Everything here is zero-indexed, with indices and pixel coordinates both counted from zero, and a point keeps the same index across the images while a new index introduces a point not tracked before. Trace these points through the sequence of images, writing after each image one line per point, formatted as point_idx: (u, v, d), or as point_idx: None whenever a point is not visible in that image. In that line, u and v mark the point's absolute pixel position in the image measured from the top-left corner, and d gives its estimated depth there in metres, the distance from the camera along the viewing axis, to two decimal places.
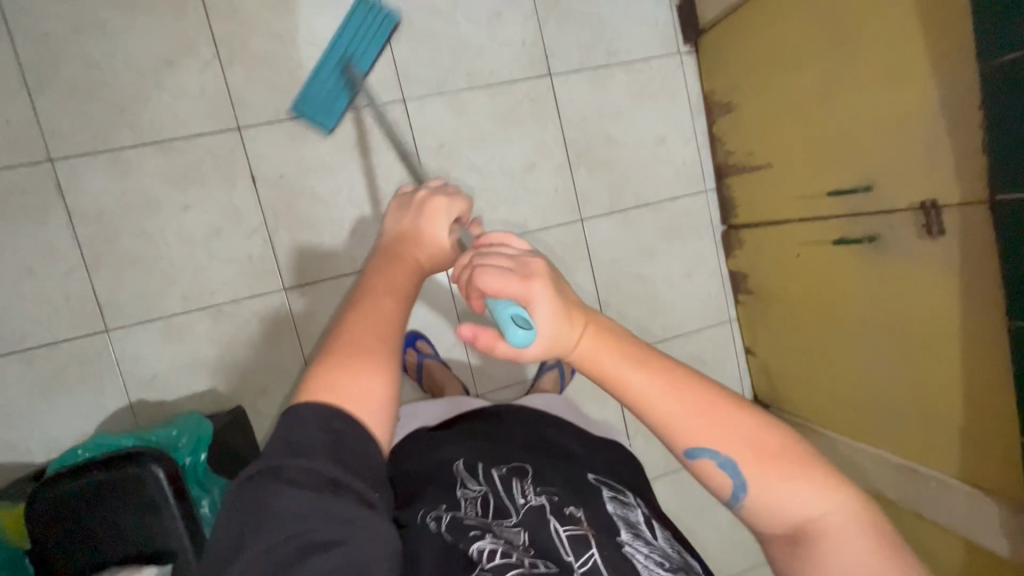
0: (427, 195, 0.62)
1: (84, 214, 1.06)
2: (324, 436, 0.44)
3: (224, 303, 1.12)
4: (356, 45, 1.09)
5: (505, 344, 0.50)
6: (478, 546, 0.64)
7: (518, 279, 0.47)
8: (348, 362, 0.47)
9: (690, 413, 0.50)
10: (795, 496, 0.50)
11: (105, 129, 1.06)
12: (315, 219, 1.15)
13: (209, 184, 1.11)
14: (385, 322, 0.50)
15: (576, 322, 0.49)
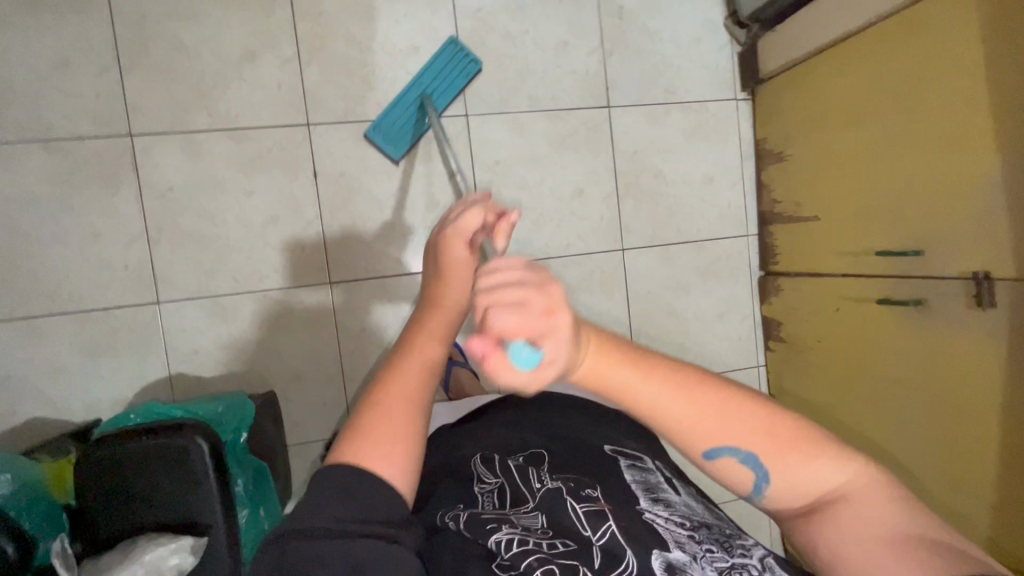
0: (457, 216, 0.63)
1: (153, 189, 1.11)
2: (339, 490, 0.52)
3: (271, 288, 1.16)
4: (436, 83, 1.19)
5: (516, 373, 0.40)
6: (496, 537, 0.64)
7: (537, 314, 0.39)
8: (372, 431, 0.56)
9: (698, 411, 0.48)
10: (826, 485, 0.50)
11: (184, 112, 1.11)
12: (368, 217, 1.19)
13: (273, 174, 1.15)
14: (407, 391, 0.59)
15: (584, 345, 0.44)
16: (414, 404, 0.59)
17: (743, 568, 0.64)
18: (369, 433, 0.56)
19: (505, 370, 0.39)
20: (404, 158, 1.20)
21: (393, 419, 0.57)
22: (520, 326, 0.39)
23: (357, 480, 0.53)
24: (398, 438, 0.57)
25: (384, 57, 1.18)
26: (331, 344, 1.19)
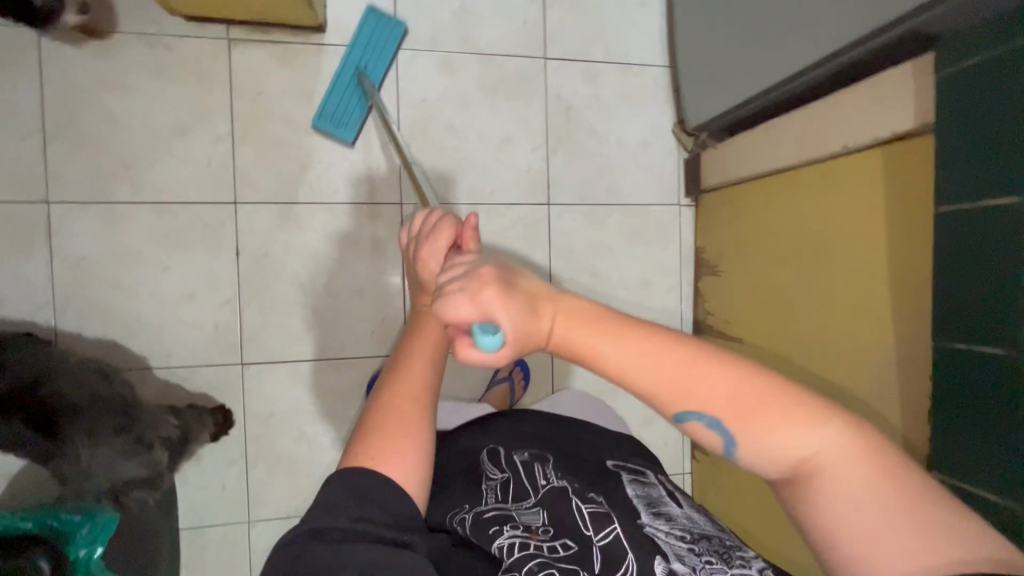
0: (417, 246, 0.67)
1: (66, 258, 1.08)
2: (345, 494, 0.60)
3: (179, 366, 1.12)
4: (371, 54, 1.17)
5: (478, 351, 0.49)
6: (500, 542, 0.68)
7: (471, 298, 0.48)
8: (381, 448, 0.63)
9: (667, 376, 0.51)
10: (801, 449, 0.50)
11: (107, 182, 1.09)
12: (290, 300, 1.17)
13: (193, 251, 1.13)
14: (417, 386, 0.67)
15: (541, 314, 0.50)
16: (421, 406, 0.67)
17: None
18: (389, 425, 0.65)
19: (470, 350, 0.49)
20: (333, 242, 1.19)
21: (400, 423, 0.65)
22: (467, 313, 0.48)
23: (363, 477, 0.61)
24: (408, 422, 0.65)
25: (320, 141, 1.18)
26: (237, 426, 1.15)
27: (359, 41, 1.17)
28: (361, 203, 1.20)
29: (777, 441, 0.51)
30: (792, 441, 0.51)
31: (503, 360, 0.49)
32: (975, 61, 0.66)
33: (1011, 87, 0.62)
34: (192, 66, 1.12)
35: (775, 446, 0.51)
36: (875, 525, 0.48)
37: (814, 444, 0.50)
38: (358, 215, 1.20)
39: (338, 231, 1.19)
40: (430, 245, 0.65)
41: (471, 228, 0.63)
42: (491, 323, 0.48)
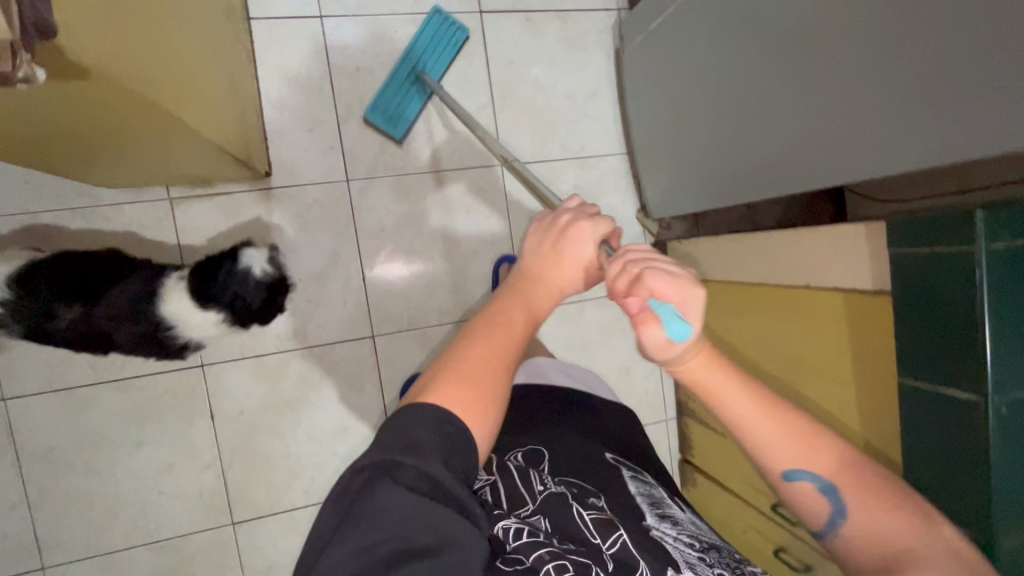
0: (570, 221, 0.59)
1: (34, 451, 1.04)
2: (431, 443, 0.47)
3: (169, 537, 1.11)
4: (428, 56, 1.17)
5: (661, 335, 0.50)
6: (504, 524, 0.58)
7: (683, 287, 0.50)
8: (460, 390, 0.49)
9: (756, 408, 0.53)
10: (827, 490, 0.54)
11: (64, 368, 1.05)
12: (272, 452, 1.15)
13: (165, 420, 1.10)
14: (514, 348, 0.52)
15: (709, 350, 0.53)
16: (497, 373, 0.51)
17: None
18: (465, 374, 0.50)
19: (655, 327, 0.50)
20: (310, 387, 1.17)
21: (487, 376, 0.50)
22: (665, 293, 0.50)
23: (448, 429, 0.47)
24: (480, 398, 0.49)
25: None
26: None
27: (416, 51, 1.16)
28: (331, 342, 1.18)
29: (818, 481, 0.54)
30: (832, 483, 0.54)
31: (673, 355, 0.51)
32: (919, 252, 0.68)
33: (952, 285, 0.65)
34: (136, 232, 1.07)
35: (816, 484, 0.54)
36: (899, 558, 0.50)
37: (865, 497, 0.53)
38: (330, 355, 1.18)
39: (313, 375, 1.17)
40: (590, 228, 0.58)
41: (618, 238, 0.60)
42: (681, 312, 0.50)
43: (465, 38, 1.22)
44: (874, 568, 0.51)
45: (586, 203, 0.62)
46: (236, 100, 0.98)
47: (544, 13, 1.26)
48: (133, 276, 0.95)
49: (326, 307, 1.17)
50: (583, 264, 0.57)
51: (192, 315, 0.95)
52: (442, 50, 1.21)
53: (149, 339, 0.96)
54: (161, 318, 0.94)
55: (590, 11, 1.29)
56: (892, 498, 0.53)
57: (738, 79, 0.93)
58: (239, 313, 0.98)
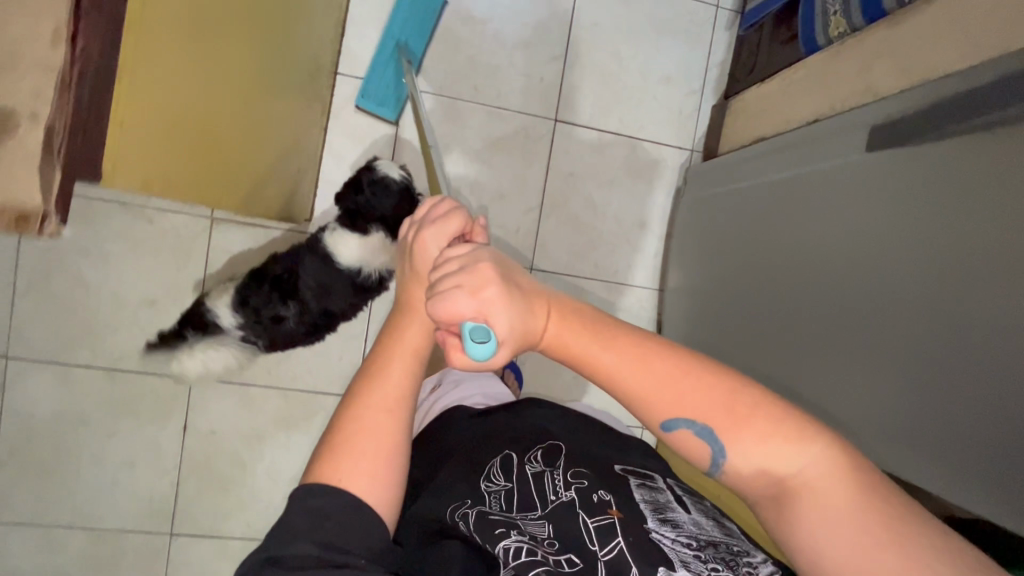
0: (417, 231, 0.58)
1: (17, 413, 1.09)
2: (317, 517, 0.54)
3: (109, 530, 1.14)
4: (411, 22, 1.13)
5: (468, 355, 0.48)
6: (505, 544, 0.64)
7: (468, 297, 0.47)
8: (342, 462, 0.57)
9: (644, 375, 0.47)
10: (785, 468, 0.45)
11: (69, 345, 1.10)
12: (229, 478, 1.17)
13: (141, 419, 1.14)
14: (396, 393, 0.60)
15: (536, 310, 0.49)
16: (395, 417, 0.59)
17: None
18: (352, 442, 0.57)
19: (459, 353, 0.49)
20: (282, 427, 1.19)
21: (370, 437, 0.58)
22: (466, 309, 0.47)
23: (332, 509, 0.54)
24: (373, 444, 0.58)
25: None
26: None
27: (400, 8, 1.12)
28: (315, 391, 1.19)
29: (765, 457, 0.45)
30: (785, 460, 0.45)
31: (498, 364, 0.48)
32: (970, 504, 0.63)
33: None
34: (172, 240, 1.12)
35: (769, 458, 0.45)
36: (793, 491, 0.44)
37: (832, 477, 0.44)
38: (311, 403, 1.19)
39: (288, 417, 1.19)
40: (436, 232, 0.57)
41: (478, 229, 0.60)
42: (487, 325, 0.47)
43: (534, 138, 1.24)
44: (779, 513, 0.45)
45: (438, 203, 0.59)
46: (302, 137, 1.03)
47: (617, 135, 1.27)
48: (306, 256, 0.99)
49: (322, 358, 1.19)
50: (430, 263, 0.56)
51: (366, 250, 0.96)
52: (508, 145, 1.23)
53: (349, 296, 1.00)
54: (348, 270, 0.97)
55: (663, 145, 1.29)
56: (783, 427, 0.45)
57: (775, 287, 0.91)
58: (392, 225, 0.97)
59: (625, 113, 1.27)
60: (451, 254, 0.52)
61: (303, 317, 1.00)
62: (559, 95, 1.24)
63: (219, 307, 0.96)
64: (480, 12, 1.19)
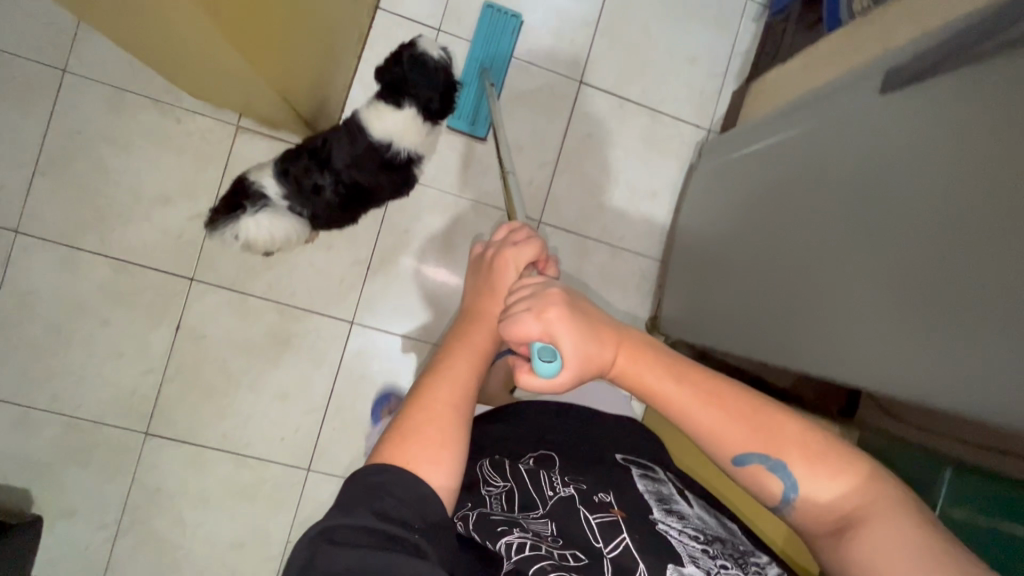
0: (495, 254, 0.67)
1: (15, 288, 1.10)
2: (372, 493, 0.49)
3: (83, 420, 1.13)
4: (488, 53, 1.23)
5: (534, 373, 0.53)
6: (506, 540, 0.57)
7: (534, 318, 0.53)
8: (412, 449, 0.53)
9: (726, 419, 0.53)
10: (832, 501, 0.51)
11: (78, 228, 1.12)
12: (213, 388, 1.17)
13: (134, 313, 1.14)
14: (461, 388, 0.58)
15: (608, 343, 0.55)
16: (460, 409, 0.57)
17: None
18: (421, 425, 0.55)
19: (528, 374, 0.53)
20: (274, 344, 1.18)
21: (433, 426, 0.55)
22: (531, 329, 0.53)
23: (393, 476, 0.50)
24: (442, 426, 0.55)
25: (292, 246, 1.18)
26: (117, 497, 1.14)
27: (478, 38, 1.22)
28: (311, 311, 1.19)
29: (822, 489, 0.52)
30: (833, 493, 0.51)
31: (560, 385, 0.53)
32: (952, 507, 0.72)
33: None
34: (194, 141, 1.15)
35: (830, 492, 0.51)
36: (856, 522, 0.49)
37: (856, 493, 0.50)
38: (303, 322, 1.19)
39: (280, 334, 1.18)
40: (516, 257, 0.65)
41: (545, 262, 0.67)
42: (554, 346, 0.52)
43: (559, 98, 1.27)
44: (832, 531, 0.51)
45: (517, 229, 0.68)
46: (328, 72, 1.01)
47: (639, 105, 1.30)
48: (340, 128, 0.96)
49: (321, 279, 1.19)
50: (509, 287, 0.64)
51: (395, 124, 0.93)
52: (532, 100, 1.26)
53: (378, 164, 0.95)
54: (377, 142, 0.93)
55: (681, 121, 1.32)
56: (850, 470, 0.52)
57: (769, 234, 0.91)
58: (428, 106, 0.95)
59: (649, 87, 1.31)
60: (524, 283, 0.58)
61: (338, 186, 0.95)
62: (585, 60, 1.28)
63: (264, 179, 0.94)
64: None
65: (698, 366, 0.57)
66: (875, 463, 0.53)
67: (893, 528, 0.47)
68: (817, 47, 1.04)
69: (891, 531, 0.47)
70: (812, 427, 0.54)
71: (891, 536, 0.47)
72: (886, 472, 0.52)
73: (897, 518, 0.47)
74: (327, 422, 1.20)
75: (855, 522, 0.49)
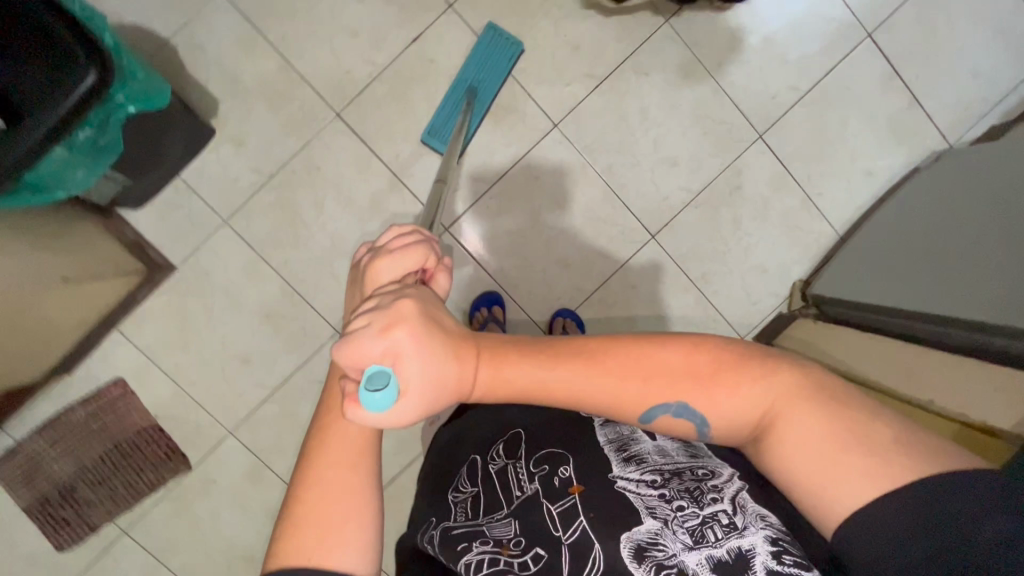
0: (371, 259, 0.53)
1: (191, 37, 1.14)
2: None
3: (180, 179, 1.17)
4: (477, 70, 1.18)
5: (366, 412, 0.44)
6: (465, 560, 0.59)
7: (377, 335, 0.44)
8: (298, 537, 0.46)
9: (611, 391, 0.50)
10: (747, 415, 0.49)
11: (269, 16, 1.16)
12: (301, 215, 1.20)
13: (274, 114, 1.17)
14: (350, 448, 0.49)
15: (455, 358, 0.47)
16: (360, 463, 0.49)
17: (713, 521, 0.52)
18: (302, 524, 0.46)
19: (357, 407, 0.44)
20: (371, 208, 1.20)
21: (309, 531, 0.46)
22: (373, 350, 0.44)
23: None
24: (340, 516, 0.46)
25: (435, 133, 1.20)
26: (172, 261, 1.18)
27: (474, 56, 1.18)
28: (417, 198, 1.21)
29: (733, 407, 0.49)
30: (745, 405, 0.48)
31: (415, 411, 0.45)
32: None
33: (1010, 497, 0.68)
34: None
35: (742, 416, 0.49)
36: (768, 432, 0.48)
37: (777, 407, 0.47)
38: (405, 203, 1.21)
39: (379, 203, 1.21)
40: (392, 264, 0.51)
41: (439, 266, 0.54)
42: (394, 369, 0.44)
43: (732, 138, 1.27)
44: (752, 441, 0.50)
45: (402, 232, 0.54)
46: None
47: (796, 185, 1.30)
48: None
49: (442, 177, 1.21)
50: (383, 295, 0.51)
51: None
52: (708, 128, 1.27)
53: None
54: None
55: (824, 221, 1.31)
56: (755, 375, 0.49)
57: (989, 245, 0.96)
58: None
59: (815, 174, 1.30)
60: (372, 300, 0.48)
61: None
62: (775, 119, 1.28)
63: None
64: (767, 9, 1.24)
65: (560, 343, 0.52)
66: (774, 356, 0.50)
67: (810, 421, 0.46)
68: (1008, 187, 1.01)
69: (806, 416, 0.46)
70: (707, 353, 0.50)
71: (807, 436, 0.46)
72: (775, 359, 0.50)
73: (848, 447, 0.45)
74: None
75: (766, 427, 0.48)
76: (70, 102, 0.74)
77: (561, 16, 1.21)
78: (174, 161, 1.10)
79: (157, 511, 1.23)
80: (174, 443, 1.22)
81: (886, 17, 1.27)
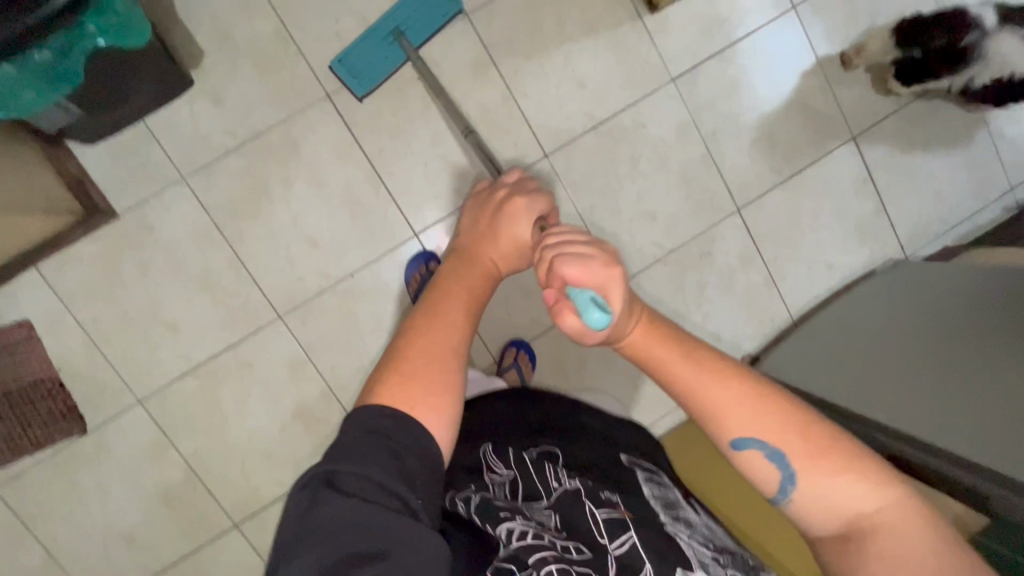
0: (504, 198, 0.70)
1: None
2: (373, 440, 0.45)
3: (144, 124, 1.09)
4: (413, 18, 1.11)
5: (575, 320, 0.52)
6: (507, 527, 0.56)
7: (603, 266, 0.53)
8: (397, 394, 0.49)
9: (757, 406, 0.51)
10: (853, 507, 0.49)
11: None
12: (267, 189, 1.14)
13: (260, 79, 1.12)
14: (450, 333, 0.53)
15: (631, 311, 0.54)
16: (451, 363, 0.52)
17: None
18: (409, 378, 0.50)
19: (571, 316, 0.52)
20: (343, 197, 1.16)
21: (420, 387, 0.49)
22: (593, 273, 0.53)
23: (402, 422, 0.47)
24: (436, 389, 0.50)
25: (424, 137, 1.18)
26: (115, 207, 1.10)
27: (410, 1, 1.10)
28: (393, 196, 1.17)
29: (846, 491, 0.49)
30: (856, 496, 0.48)
31: (596, 338, 0.52)
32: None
33: None
34: None
35: (836, 497, 0.49)
36: (861, 534, 0.48)
37: (892, 515, 0.48)
38: (380, 200, 1.17)
39: (354, 193, 1.16)
40: (526, 204, 0.68)
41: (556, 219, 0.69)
42: (605, 300, 0.52)
43: (713, 205, 1.30)
44: (836, 539, 0.50)
45: (532, 185, 0.72)
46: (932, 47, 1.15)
47: (763, 263, 1.34)
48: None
49: (424, 181, 1.17)
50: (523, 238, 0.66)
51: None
52: (693, 191, 1.29)
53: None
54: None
55: (783, 301, 1.36)
56: (870, 475, 0.49)
57: (925, 360, 1.02)
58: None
59: (782, 255, 1.34)
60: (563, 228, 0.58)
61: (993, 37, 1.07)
62: (756, 195, 1.32)
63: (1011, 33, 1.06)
64: (767, 92, 1.29)
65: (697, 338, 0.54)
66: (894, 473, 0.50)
67: (905, 541, 0.46)
68: (951, 315, 1.06)
69: (903, 538, 0.46)
70: (837, 429, 0.51)
71: (899, 544, 0.46)
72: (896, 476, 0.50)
73: None
74: (329, 293, 1.17)
75: (861, 530, 0.48)
76: (35, 17, 0.67)
77: (573, 51, 1.21)
78: (140, 105, 1.03)
79: (37, 472, 1.12)
80: (73, 401, 1.12)
81: (871, 125, 1.34)
